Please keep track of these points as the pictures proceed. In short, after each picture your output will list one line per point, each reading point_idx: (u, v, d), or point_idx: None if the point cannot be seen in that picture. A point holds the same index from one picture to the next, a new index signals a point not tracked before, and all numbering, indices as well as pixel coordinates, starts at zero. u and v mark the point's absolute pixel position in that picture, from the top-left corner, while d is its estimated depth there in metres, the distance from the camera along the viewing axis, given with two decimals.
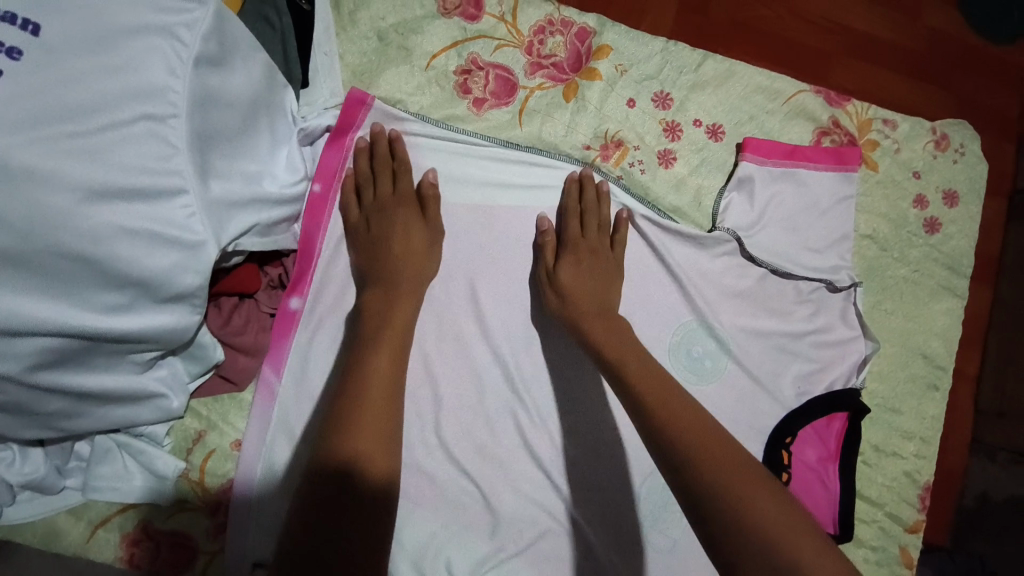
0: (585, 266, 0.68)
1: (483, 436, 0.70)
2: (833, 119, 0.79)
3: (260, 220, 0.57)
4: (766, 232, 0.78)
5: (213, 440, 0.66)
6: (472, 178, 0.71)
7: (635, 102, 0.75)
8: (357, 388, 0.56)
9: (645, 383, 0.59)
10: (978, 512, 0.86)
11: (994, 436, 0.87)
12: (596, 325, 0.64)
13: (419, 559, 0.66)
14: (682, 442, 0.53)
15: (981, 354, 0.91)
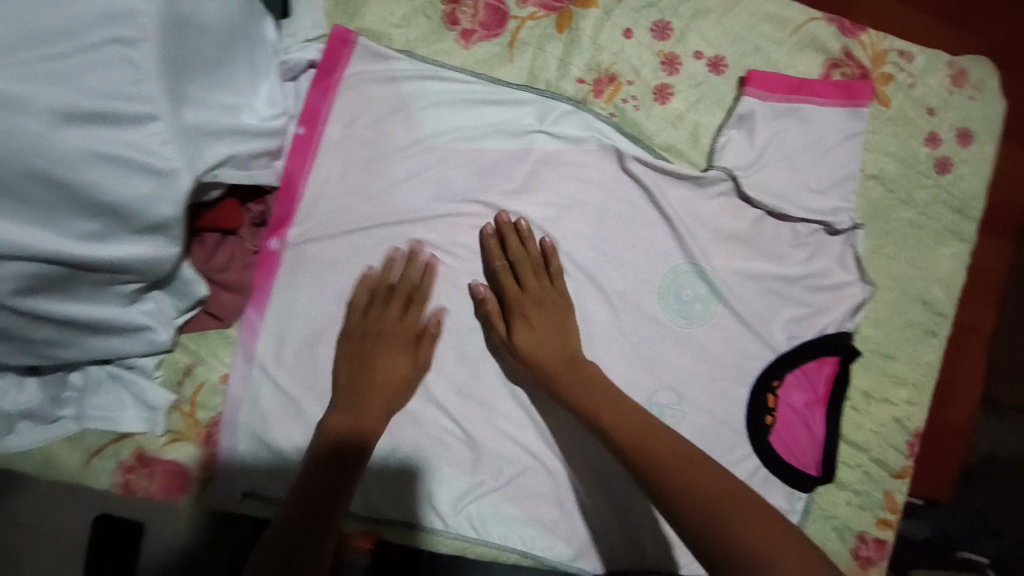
0: (537, 327, 0.67)
1: (467, 373, 0.71)
2: (844, 50, 0.75)
3: (234, 153, 0.57)
4: (764, 174, 0.74)
5: (202, 374, 0.70)
6: (458, 125, 0.71)
7: (631, 34, 0.72)
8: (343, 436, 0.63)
9: (607, 411, 0.62)
10: (982, 468, 0.89)
11: (1002, 394, 0.90)
12: (563, 380, 0.65)
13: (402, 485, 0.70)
14: (654, 460, 0.58)
15: (997, 308, 0.90)
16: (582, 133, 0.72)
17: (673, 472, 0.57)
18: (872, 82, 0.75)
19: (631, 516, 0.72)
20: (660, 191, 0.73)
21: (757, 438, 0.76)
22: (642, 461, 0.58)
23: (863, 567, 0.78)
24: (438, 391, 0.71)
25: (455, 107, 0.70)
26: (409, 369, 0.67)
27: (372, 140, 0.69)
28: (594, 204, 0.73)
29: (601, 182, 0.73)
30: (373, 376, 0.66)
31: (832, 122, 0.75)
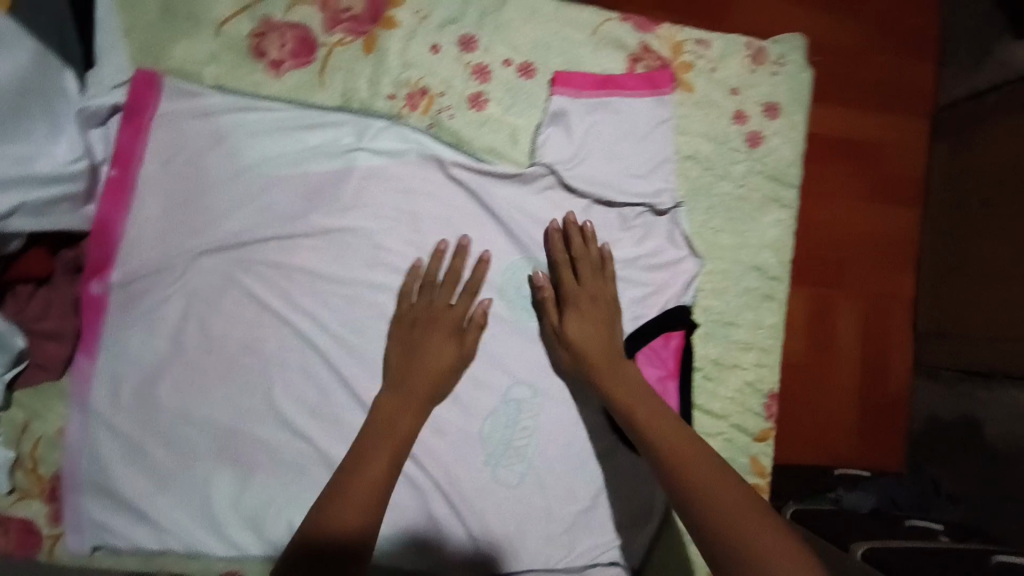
0: (587, 318, 0.73)
1: (317, 392, 0.73)
2: (643, 44, 0.80)
3: (24, 201, 0.63)
4: (587, 167, 0.79)
5: (40, 428, 0.71)
6: (282, 153, 0.73)
7: (439, 48, 0.75)
8: (382, 460, 0.65)
9: (629, 394, 0.69)
10: (929, 431, 1.15)
11: (932, 357, 1.16)
12: (603, 373, 0.71)
13: (261, 516, 0.71)
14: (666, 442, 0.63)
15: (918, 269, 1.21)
16: (405, 147, 0.75)
17: (689, 474, 0.60)
18: (672, 70, 0.81)
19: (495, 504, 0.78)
20: (484, 195, 0.76)
21: None
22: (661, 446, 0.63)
23: None
24: (290, 413, 0.72)
25: (276, 138, 0.73)
26: (455, 355, 0.73)
27: (197, 177, 0.71)
28: (430, 211, 0.75)
29: (430, 191, 0.75)
30: (420, 369, 0.71)
31: (641, 112, 0.80)
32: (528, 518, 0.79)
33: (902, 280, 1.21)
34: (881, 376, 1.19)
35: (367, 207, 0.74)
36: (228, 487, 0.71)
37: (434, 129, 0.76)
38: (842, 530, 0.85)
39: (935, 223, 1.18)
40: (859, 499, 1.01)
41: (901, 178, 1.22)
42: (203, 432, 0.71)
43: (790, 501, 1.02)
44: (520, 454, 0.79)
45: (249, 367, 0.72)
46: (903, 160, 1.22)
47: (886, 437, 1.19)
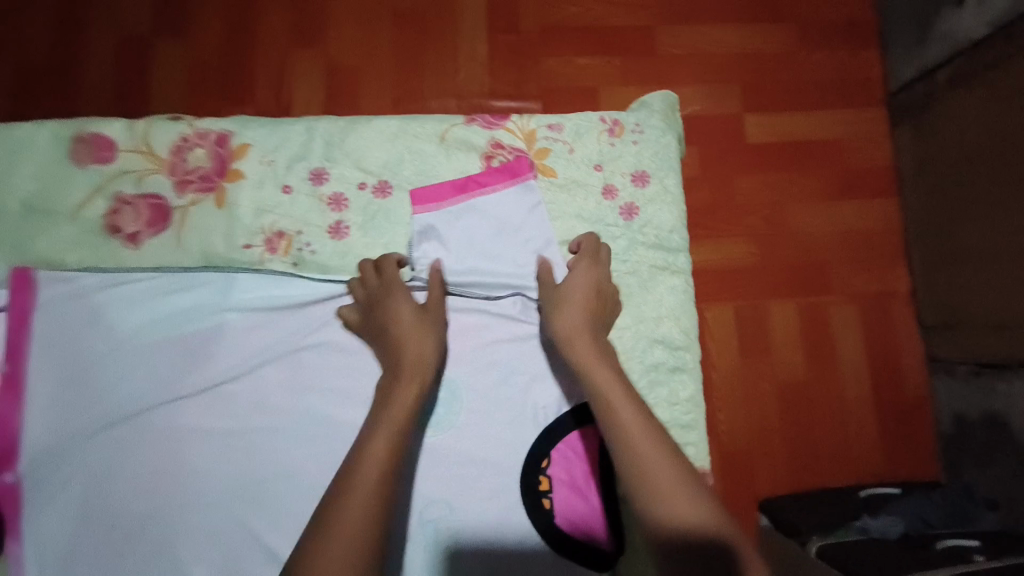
0: (582, 289, 0.72)
1: (225, 545, 0.69)
2: (493, 142, 0.81)
3: None
4: (458, 271, 0.78)
5: None
6: (157, 320, 0.74)
7: (290, 188, 0.77)
8: (382, 438, 0.59)
9: (601, 356, 0.66)
10: (958, 430, 1.14)
11: (945, 349, 1.16)
12: (573, 340, 0.67)
13: None
14: (621, 394, 0.62)
15: (906, 269, 1.25)
16: (274, 288, 0.75)
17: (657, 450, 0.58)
18: (530, 159, 0.80)
19: None
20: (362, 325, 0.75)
21: (539, 523, 0.73)
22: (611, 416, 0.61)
23: None
24: None
25: (148, 307, 0.74)
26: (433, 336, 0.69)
27: (82, 357, 0.73)
28: (315, 339, 0.75)
29: (308, 323, 0.75)
30: (401, 344, 0.67)
31: (510, 203, 0.79)
32: None
33: (897, 274, 1.25)
34: (895, 379, 1.21)
35: (245, 357, 0.74)
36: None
37: (297, 267, 0.76)
38: (875, 568, 0.82)
39: (916, 209, 1.22)
40: (887, 524, 0.95)
41: (873, 172, 1.27)
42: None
43: (813, 536, 0.97)
44: None
45: (151, 537, 0.69)
46: (869, 152, 1.27)
47: (913, 441, 1.20)
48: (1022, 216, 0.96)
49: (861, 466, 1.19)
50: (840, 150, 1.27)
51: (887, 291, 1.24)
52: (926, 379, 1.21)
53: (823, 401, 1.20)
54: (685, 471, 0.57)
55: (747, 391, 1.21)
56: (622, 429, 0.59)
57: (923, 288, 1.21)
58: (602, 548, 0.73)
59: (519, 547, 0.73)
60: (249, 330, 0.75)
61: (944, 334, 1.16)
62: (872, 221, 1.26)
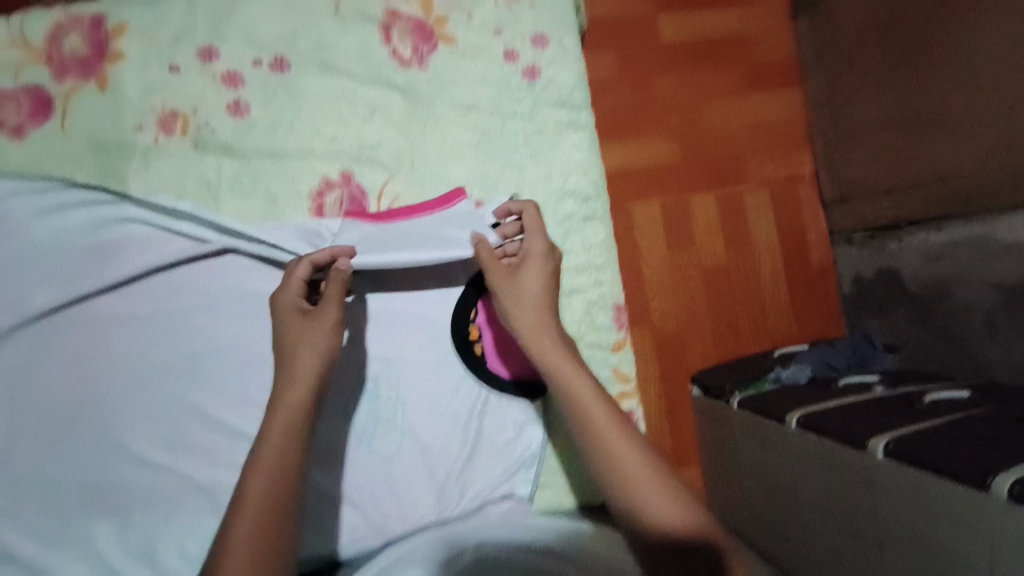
0: (526, 278, 0.71)
1: (170, 417, 0.74)
2: (389, 12, 0.81)
3: None
4: (369, 142, 0.81)
5: None
6: (70, 231, 0.73)
7: (178, 67, 0.76)
8: (272, 447, 0.61)
9: (559, 356, 0.68)
10: (856, 291, 1.30)
11: (841, 221, 1.31)
12: (540, 341, 0.69)
13: (146, 554, 0.71)
14: (583, 399, 0.66)
15: (808, 151, 1.36)
16: (174, 170, 0.77)
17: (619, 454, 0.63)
18: (427, 29, 0.82)
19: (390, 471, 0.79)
20: (282, 208, 0.79)
21: (473, 367, 0.82)
22: (585, 415, 0.65)
23: None
24: (143, 451, 0.73)
25: (58, 220, 0.73)
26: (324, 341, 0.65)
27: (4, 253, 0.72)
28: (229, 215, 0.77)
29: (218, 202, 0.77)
30: (296, 360, 0.64)
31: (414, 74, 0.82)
32: (418, 480, 0.80)
33: (803, 159, 1.36)
34: (801, 252, 1.35)
35: (159, 252, 0.75)
36: (105, 534, 0.71)
37: (196, 147, 0.77)
38: (781, 406, 0.96)
39: (815, 95, 1.32)
40: (797, 371, 1.11)
41: (776, 64, 1.36)
42: (71, 491, 0.72)
43: (735, 390, 1.11)
44: (392, 424, 0.80)
45: (90, 419, 0.73)
46: (772, 45, 1.36)
47: (821, 306, 1.35)
48: (917, 84, 1.05)
49: (772, 329, 1.34)
50: (746, 43, 1.35)
51: (793, 176, 1.35)
52: (830, 250, 1.36)
53: (740, 279, 1.32)
54: (666, 480, 0.61)
55: (674, 282, 1.31)
56: (598, 433, 0.64)
57: (824, 170, 1.33)
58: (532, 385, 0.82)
59: (457, 389, 0.82)
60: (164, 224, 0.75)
61: (842, 209, 1.30)
62: (779, 112, 1.36)
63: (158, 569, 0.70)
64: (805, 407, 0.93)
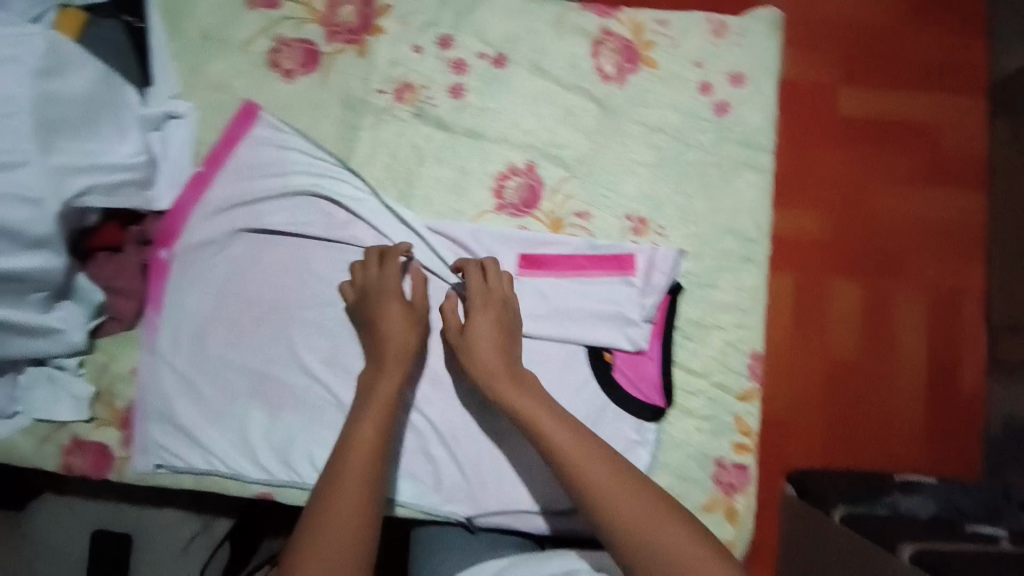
0: (490, 321, 0.79)
1: (333, 340, 0.86)
2: (604, 29, 0.86)
3: (95, 183, 0.75)
4: (558, 143, 0.87)
5: (116, 369, 0.86)
6: (305, 189, 0.87)
7: (421, 48, 0.87)
8: (359, 445, 0.71)
9: (543, 417, 0.72)
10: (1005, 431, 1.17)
11: (1006, 352, 1.19)
12: (529, 404, 0.73)
13: (290, 450, 0.85)
14: (566, 450, 0.68)
15: (982, 267, 1.25)
16: (401, 131, 0.87)
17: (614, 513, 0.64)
18: (633, 51, 0.86)
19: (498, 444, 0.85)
20: (468, 185, 0.87)
21: (600, 373, 0.85)
22: (598, 494, 0.65)
23: (728, 494, 0.83)
24: (306, 360, 0.86)
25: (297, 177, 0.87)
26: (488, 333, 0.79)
27: (253, 173, 0.87)
28: (427, 182, 0.87)
29: (422, 170, 0.87)
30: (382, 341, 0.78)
31: (612, 90, 0.86)
32: (517, 462, 0.84)
33: (974, 274, 1.25)
34: (953, 373, 1.22)
35: (364, 202, 0.86)
36: (258, 422, 0.85)
37: (419, 117, 0.87)
38: (892, 535, 0.85)
39: (1004, 210, 1.23)
40: (919, 504, 0.98)
41: (963, 167, 1.27)
42: (241, 374, 0.85)
43: (840, 502, 0.98)
44: None
45: (272, 322, 0.86)
46: (966, 143, 1.27)
47: (958, 436, 1.21)
48: None
49: (898, 448, 1.20)
50: (935, 136, 1.27)
51: (958, 289, 1.25)
52: (983, 380, 1.22)
53: (874, 381, 1.21)
54: (675, 527, 0.63)
55: (798, 363, 1.21)
56: (590, 480, 0.66)
57: (999, 291, 1.22)
58: (657, 408, 0.83)
59: (580, 389, 0.85)
60: (374, 179, 0.87)
61: (1011, 339, 1.19)
62: (959, 216, 1.26)
63: (289, 466, 0.84)
64: (923, 542, 0.82)
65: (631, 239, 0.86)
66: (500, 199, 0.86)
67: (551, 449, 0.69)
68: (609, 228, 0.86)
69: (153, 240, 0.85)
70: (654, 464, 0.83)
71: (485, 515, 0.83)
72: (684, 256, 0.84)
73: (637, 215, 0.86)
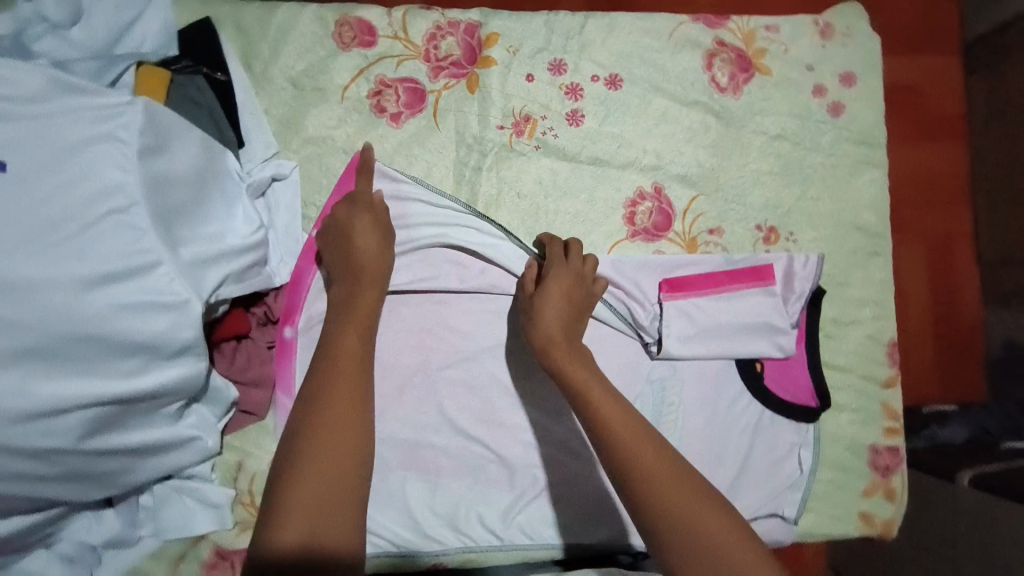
0: (559, 292, 0.71)
1: (486, 392, 0.82)
2: (717, 41, 0.86)
3: (229, 273, 0.67)
4: (683, 161, 0.85)
5: (253, 464, 0.77)
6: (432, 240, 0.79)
7: (533, 77, 0.82)
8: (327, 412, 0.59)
9: (598, 391, 0.63)
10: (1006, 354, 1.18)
11: (1003, 283, 1.19)
12: (563, 364, 0.66)
13: (458, 514, 0.80)
14: (609, 419, 0.61)
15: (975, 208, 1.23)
16: (524, 166, 0.82)
17: (666, 513, 0.54)
18: (749, 59, 0.86)
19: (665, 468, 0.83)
20: (601, 214, 0.84)
21: (754, 385, 0.86)
22: (640, 478, 0.56)
23: (884, 476, 0.88)
24: (459, 420, 0.81)
25: (423, 229, 0.79)
26: (563, 305, 0.71)
27: None
28: (560, 215, 0.83)
29: (552, 204, 0.83)
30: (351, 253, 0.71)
31: (731, 99, 0.86)
32: None
33: (961, 216, 1.23)
34: (950, 312, 1.22)
35: (499, 247, 0.80)
36: (420, 491, 0.80)
37: (541, 150, 0.83)
38: (949, 466, 0.94)
39: (984, 156, 1.21)
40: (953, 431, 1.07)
41: (951, 114, 1.25)
42: (393, 446, 0.80)
43: None
44: (673, 427, 0.84)
45: (419, 385, 0.81)
46: (944, 100, 1.25)
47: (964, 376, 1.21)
48: None
49: (924, 388, 1.20)
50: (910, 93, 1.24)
51: (952, 233, 1.23)
52: (981, 314, 1.22)
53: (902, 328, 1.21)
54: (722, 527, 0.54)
55: None
56: (629, 461, 0.58)
57: (988, 231, 1.21)
58: (810, 409, 0.86)
59: (737, 402, 0.86)
60: (506, 219, 0.82)
61: (1003, 272, 1.18)
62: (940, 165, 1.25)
63: (462, 532, 0.80)
64: (980, 467, 0.90)
65: (764, 249, 0.87)
66: (634, 224, 0.85)
67: (603, 426, 0.60)
68: (742, 241, 0.86)
69: (275, 319, 0.77)
70: (816, 461, 0.86)
71: None
72: (822, 260, 0.85)
73: (767, 225, 0.86)
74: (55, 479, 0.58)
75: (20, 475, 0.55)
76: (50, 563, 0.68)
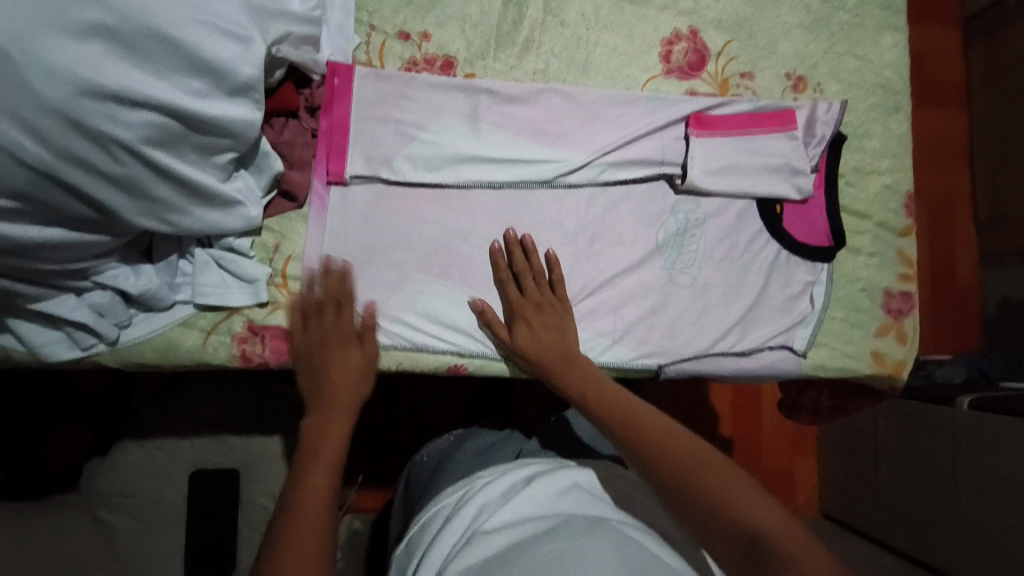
0: (536, 325, 0.77)
1: (512, 207, 0.84)
2: None
3: (290, 32, 0.71)
4: (718, 7, 0.89)
5: (288, 248, 0.80)
6: (451, 88, 0.83)
7: None
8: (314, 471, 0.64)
9: (578, 385, 0.72)
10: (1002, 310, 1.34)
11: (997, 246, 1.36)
12: (563, 375, 0.74)
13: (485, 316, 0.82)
14: (593, 399, 0.69)
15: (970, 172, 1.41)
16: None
17: (654, 451, 0.61)
18: None
19: (682, 296, 0.85)
20: (637, 51, 0.88)
21: (772, 221, 0.88)
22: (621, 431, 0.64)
23: (896, 320, 0.89)
24: (488, 230, 0.83)
25: (439, 89, 0.83)
26: (552, 329, 0.78)
27: (397, 79, 0.82)
28: (597, 46, 0.87)
29: (590, 36, 0.87)
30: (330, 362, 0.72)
31: None
32: (710, 312, 0.85)
33: (961, 178, 1.42)
34: (954, 269, 1.39)
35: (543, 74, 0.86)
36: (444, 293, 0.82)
37: None
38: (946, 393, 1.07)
39: (983, 119, 1.39)
40: (950, 372, 1.18)
41: (948, 82, 1.43)
42: (420, 247, 0.82)
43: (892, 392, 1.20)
44: (693, 256, 0.86)
45: (453, 193, 0.83)
46: (948, 67, 1.43)
47: (963, 325, 1.38)
48: None
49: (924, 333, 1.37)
50: (920, 60, 1.43)
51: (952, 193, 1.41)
52: (977, 272, 1.40)
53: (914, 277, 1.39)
54: (709, 473, 0.58)
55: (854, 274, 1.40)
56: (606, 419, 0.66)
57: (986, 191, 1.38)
58: (826, 247, 0.88)
59: (756, 238, 0.88)
60: (549, 46, 0.86)
61: (1000, 228, 1.34)
62: (946, 127, 1.42)
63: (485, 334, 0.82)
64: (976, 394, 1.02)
65: (792, 97, 0.90)
66: (668, 62, 0.89)
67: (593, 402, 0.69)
68: (770, 87, 0.90)
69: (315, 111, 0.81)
70: (829, 299, 0.88)
71: (677, 364, 0.84)
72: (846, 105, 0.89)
73: (795, 74, 0.91)
74: (110, 184, 0.60)
75: (83, 159, 0.57)
76: (80, 308, 0.70)
